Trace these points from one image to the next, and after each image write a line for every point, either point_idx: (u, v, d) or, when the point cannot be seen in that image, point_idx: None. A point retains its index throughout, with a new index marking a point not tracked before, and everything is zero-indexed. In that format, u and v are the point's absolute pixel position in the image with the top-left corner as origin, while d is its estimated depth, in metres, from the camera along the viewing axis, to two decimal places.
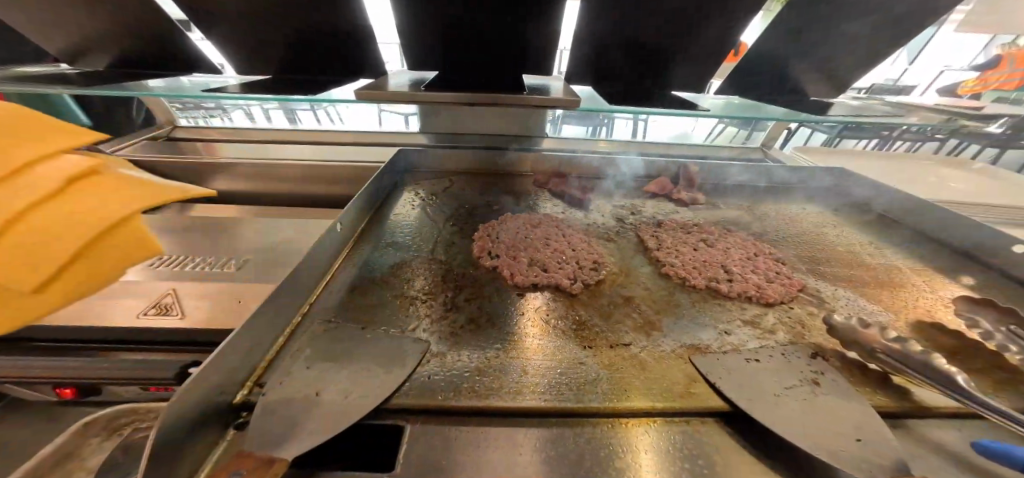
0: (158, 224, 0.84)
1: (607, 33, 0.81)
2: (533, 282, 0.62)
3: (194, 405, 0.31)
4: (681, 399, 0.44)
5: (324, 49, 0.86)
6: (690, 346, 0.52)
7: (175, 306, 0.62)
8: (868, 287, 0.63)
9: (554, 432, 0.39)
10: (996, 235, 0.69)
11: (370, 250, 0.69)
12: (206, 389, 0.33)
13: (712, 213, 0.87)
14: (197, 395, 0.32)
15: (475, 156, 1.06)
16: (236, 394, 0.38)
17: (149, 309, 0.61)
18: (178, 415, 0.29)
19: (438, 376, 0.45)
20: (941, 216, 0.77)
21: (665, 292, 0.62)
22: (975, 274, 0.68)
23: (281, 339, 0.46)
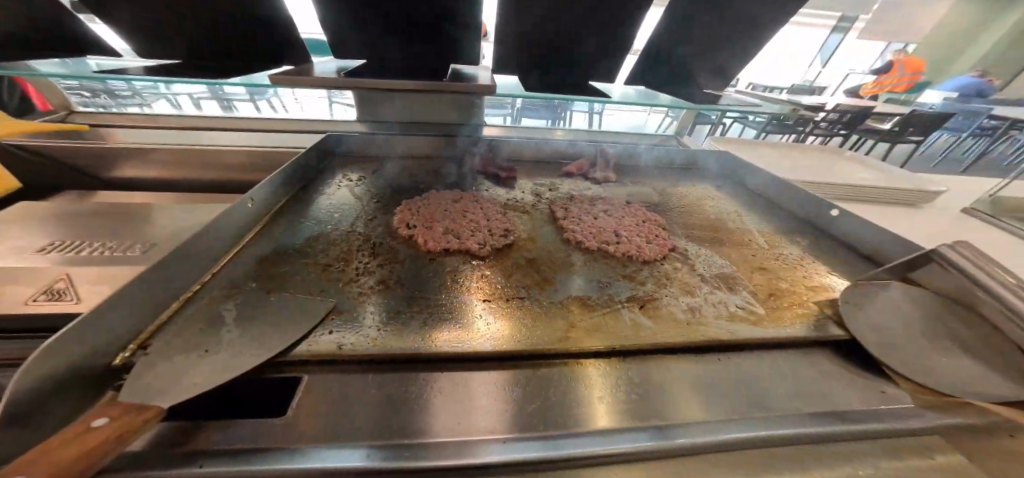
0: (53, 210, 0.79)
1: (525, 24, 0.89)
2: (445, 248, 0.67)
3: (67, 362, 0.34)
4: (559, 342, 0.52)
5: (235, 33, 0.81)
6: (576, 298, 0.61)
7: (70, 292, 0.56)
8: (725, 245, 0.77)
9: (444, 375, 0.45)
10: (822, 203, 0.87)
11: (284, 227, 0.71)
12: (78, 354, 0.35)
13: (619, 191, 0.99)
14: (75, 355, 0.35)
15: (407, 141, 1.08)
16: (117, 356, 0.41)
17: (38, 295, 0.55)
18: (46, 371, 0.31)
19: (341, 331, 0.48)
20: (789, 191, 0.94)
21: (564, 255, 0.71)
22: (805, 235, 0.85)
23: (174, 307, 0.49)
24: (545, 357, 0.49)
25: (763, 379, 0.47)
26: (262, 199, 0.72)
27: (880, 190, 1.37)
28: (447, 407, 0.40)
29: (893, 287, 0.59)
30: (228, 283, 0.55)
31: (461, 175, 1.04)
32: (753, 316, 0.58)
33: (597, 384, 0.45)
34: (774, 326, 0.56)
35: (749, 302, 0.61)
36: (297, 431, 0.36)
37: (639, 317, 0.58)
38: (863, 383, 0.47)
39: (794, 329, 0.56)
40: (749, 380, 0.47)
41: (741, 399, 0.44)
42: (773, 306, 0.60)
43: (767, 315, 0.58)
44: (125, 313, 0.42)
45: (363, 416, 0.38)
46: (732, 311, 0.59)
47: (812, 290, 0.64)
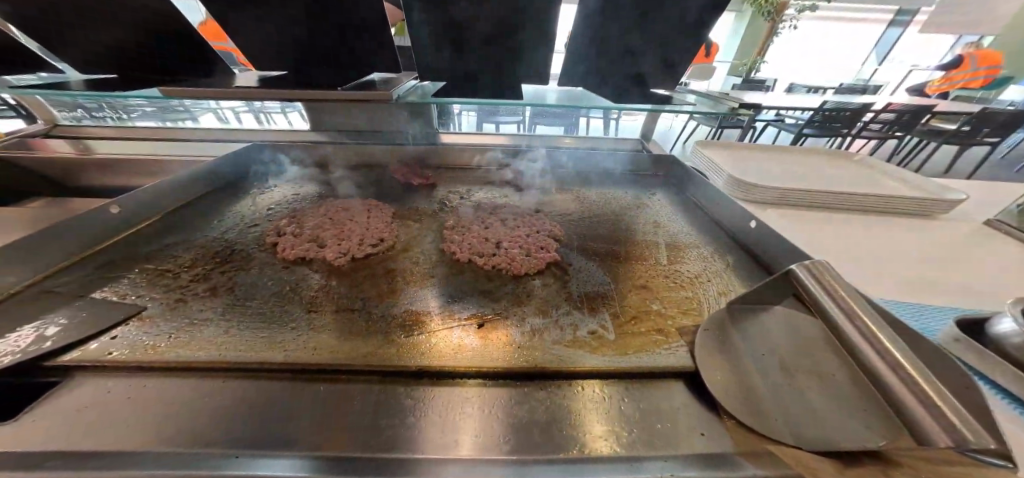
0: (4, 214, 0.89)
1: None
2: (301, 256, 0.65)
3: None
4: (358, 359, 0.47)
5: None
6: (413, 312, 0.57)
7: None
8: (617, 259, 0.68)
9: (207, 386, 0.42)
10: (746, 214, 0.75)
11: (162, 227, 0.73)
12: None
13: (535, 199, 0.93)
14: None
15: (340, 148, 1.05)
16: None
17: None
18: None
19: (126, 336, 0.46)
20: (719, 199, 0.83)
21: (428, 266, 0.66)
22: (722, 249, 0.74)
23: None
24: (331, 376, 0.44)
25: (557, 416, 0.40)
26: (150, 201, 0.74)
27: (879, 199, 1.16)
28: (174, 426, 0.37)
29: (776, 312, 0.50)
30: (54, 283, 0.55)
31: (381, 182, 1.02)
32: (596, 342, 0.50)
33: (364, 410, 0.40)
34: (614, 354, 0.48)
35: (602, 326, 0.53)
36: (25, 434, 0.34)
37: (469, 338, 0.52)
38: (681, 425, 0.39)
39: (634, 359, 0.47)
40: (541, 417, 0.40)
41: (516, 444, 0.37)
42: (627, 331, 0.52)
43: (614, 342, 0.50)
44: None
45: (93, 423, 0.36)
46: (577, 336, 0.52)
47: (685, 315, 0.55)
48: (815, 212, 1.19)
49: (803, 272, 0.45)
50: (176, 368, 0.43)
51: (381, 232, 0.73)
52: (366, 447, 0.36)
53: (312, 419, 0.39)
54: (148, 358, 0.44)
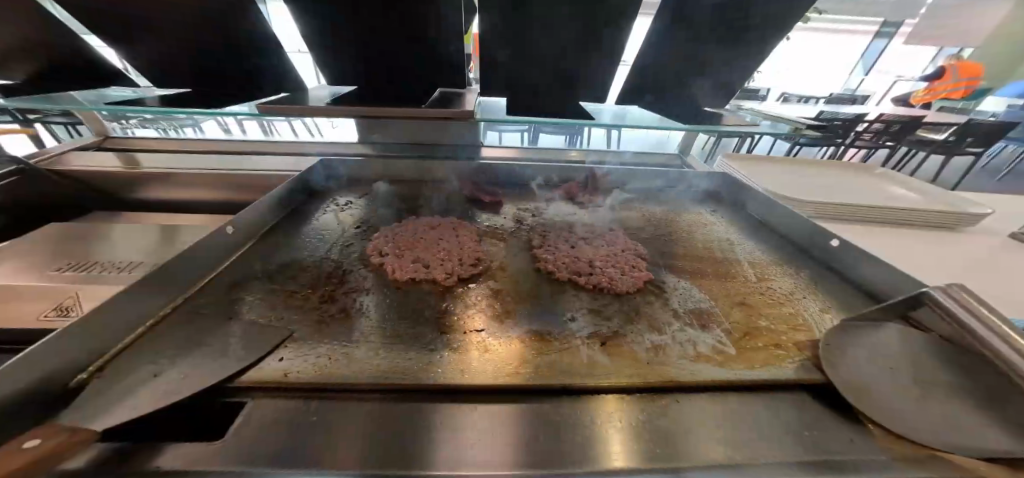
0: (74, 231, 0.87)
1: None
2: (411, 277, 0.68)
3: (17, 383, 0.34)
4: (507, 378, 0.50)
5: (233, 62, 0.88)
6: (536, 332, 0.60)
7: (75, 309, 0.66)
8: (706, 276, 0.72)
9: (386, 405, 0.44)
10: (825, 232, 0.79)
11: (264, 248, 0.75)
12: (27, 377, 0.35)
13: (603, 216, 0.95)
14: (36, 375, 0.37)
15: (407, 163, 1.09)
16: (77, 375, 0.41)
17: (48, 312, 0.64)
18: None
19: (290, 360, 0.49)
20: (792, 217, 0.87)
21: (532, 285, 0.69)
22: (806, 268, 0.77)
23: (141, 329, 0.49)
24: (493, 394, 0.48)
25: (714, 423, 0.44)
26: (250, 221, 0.76)
27: (911, 212, 1.23)
28: (378, 443, 0.39)
29: (885, 330, 0.55)
30: (191, 305, 0.56)
31: (447, 199, 1.04)
32: (720, 357, 0.54)
33: (539, 423, 0.43)
34: (741, 367, 0.52)
35: (720, 342, 0.57)
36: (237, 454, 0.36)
37: (599, 355, 0.55)
38: (834, 435, 0.42)
39: (764, 373, 0.51)
40: (705, 426, 0.44)
41: (697, 451, 0.40)
42: (744, 346, 0.56)
43: (739, 357, 0.54)
44: (105, 325, 0.44)
45: (292, 442, 0.38)
46: (701, 350, 0.56)
47: (792, 331, 0.59)
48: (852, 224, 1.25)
49: (944, 295, 0.52)
50: (353, 391, 0.46)
51: (477, 253, 0.77)
52: (561, 460, 0.39)
53: (498, 435, 0.41)
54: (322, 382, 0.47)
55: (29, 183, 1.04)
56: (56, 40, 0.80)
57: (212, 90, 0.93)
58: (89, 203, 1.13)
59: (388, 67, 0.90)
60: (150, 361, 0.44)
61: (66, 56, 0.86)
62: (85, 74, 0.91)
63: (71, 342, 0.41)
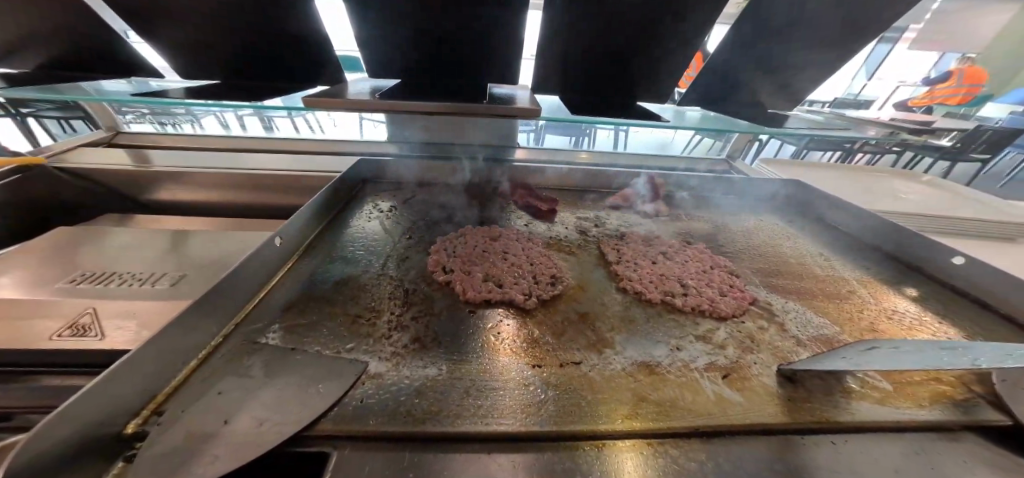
0: (86, 236, 0.77)
1: (581, 36, 0.76)
2: (485, 298, 0.61)
3: (66, 437, 0.28)
4: (633, 420, 0.42)
5: (269, 52, 0.77)
6: (642, 363, 0.52)
7: (93, 327, 0.52)
8: (816, 298, 0.70)
9: (495, 459, 0.36)
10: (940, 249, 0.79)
11: (313, 264, 0.68)
12: (77, 422, 0.30)
13: (679, 229, 0.90)
14: (75, 426, 0.30)
15: (458, 166, 1.03)
16: (128, 423, 0.35)
17: (64, 331, 0.51)
18: (34, 456, 0.25)
19: (373, 400, 0.42)
20: (893, 233, 0.86)
21: (622, 308, 0.63)
22: (921, 284, 0.78)
23: (193, 364, 0.44)
24: (618, 440, 0.39)
25: (893, 471, 0.39)
26: (295, 234, 0.69)
27: (1007, 224, 1.12)
28: None
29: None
30: (245, 335, 0.50)
31: (500, 205, 0.97)
32: (876, 393, 0.51)
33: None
34: (890, 405, 0.49)
35: (868, 375, 0.54)
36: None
37: (725, 390, 0.48)
38: None
39: (923, 413, 0.48)
40: (882, 471, 0.39)
41: None
42: (882, 389, 0.52)
43: (902, 394, 0.52)
44: (149, 361, 0.38)
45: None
46: (853, 387, 0.52)
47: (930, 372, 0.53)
48: (934, 236, 1.15)
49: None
50: (457, 436, 0.38)
51: (551, 269, 0.69)
52: None
53: None
54: (417, 428, 0.39)
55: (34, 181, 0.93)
56: (71, 28, 0.70)
57: (243, 82, 0.83)
58: (100, 204, 1.03)
59: (441, 63, 0.80)
60: (214, 404, 0.38)
61: (81, 47, 0.75)
62: (101, 69, 0.81)
63: (119, 384, 0.35)
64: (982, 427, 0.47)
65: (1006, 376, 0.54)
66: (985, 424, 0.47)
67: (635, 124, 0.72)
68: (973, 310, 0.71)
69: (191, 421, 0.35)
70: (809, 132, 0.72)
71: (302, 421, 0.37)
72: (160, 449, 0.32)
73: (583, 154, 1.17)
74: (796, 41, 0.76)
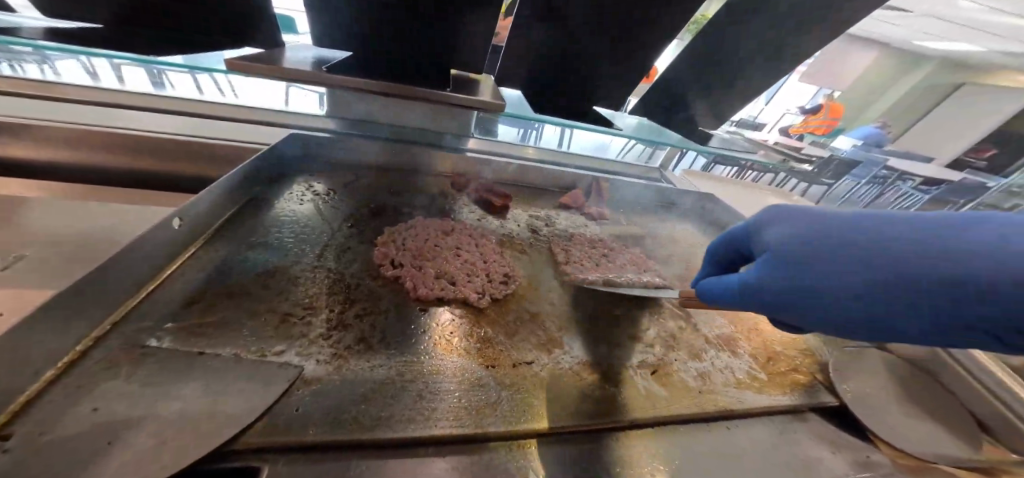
0: None
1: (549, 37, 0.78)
2: (437, 295, 0.59)
3: None
4: (574, 414, 0.45)
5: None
6: (586, 362, 0.55)
7: None
8: (717, 303, 0.81)
9: (449, 465, 0.36)
10: None
11: (229, 252, 0.58)
12: None
13: (618, 233, 0.98)
14: None
15: (407, 152, 0.97)
16: None
17: None
18: None
19: (311, 408, 0.38)
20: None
21: (568, 308, 0.66)
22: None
23: (49, 375, 0.34)
24: (562, 436, 0.42)
25: (768, 449, 0.49)
26: (204, 214, 0.58)
27: None
28: None
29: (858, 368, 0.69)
30: (132, 337, 0.41)
31: (450, 197, 0.93)
32: (756, 383, 0.62)
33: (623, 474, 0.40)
34: (767, 391, 0.61)
35: (752, 368, 0.66)
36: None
37: (654, 387, 0.54)
38: (836, 460, 0.51)
39: (788, 397, 0.61)
40: (758, 452, 0.48)
41: None
42: (761, 379, 0.64)
43: (772, 383, 0.63)
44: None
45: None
46: (741, 377, 0.63)
47: None
48: None
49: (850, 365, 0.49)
50: (408, 441, 0.37)
51: (503, 268, 0.69)
52: None
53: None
54: (363, 435, 0.37)
55: None
56: None
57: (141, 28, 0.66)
58: None
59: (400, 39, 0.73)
60: (87, 425, 0.30)
61: None
62: None
63: None
64: (820, 408, 0.60)
65: (841, 363, 0.70)
66: (824, 405, 0.61)
67: (584, 129, 0.75)
68: None
69: (66, 443, 0.28)
70: (720, 151, 0.84)
71: (222, 435, 0.31)
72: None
73: (530, 150, 1.16)
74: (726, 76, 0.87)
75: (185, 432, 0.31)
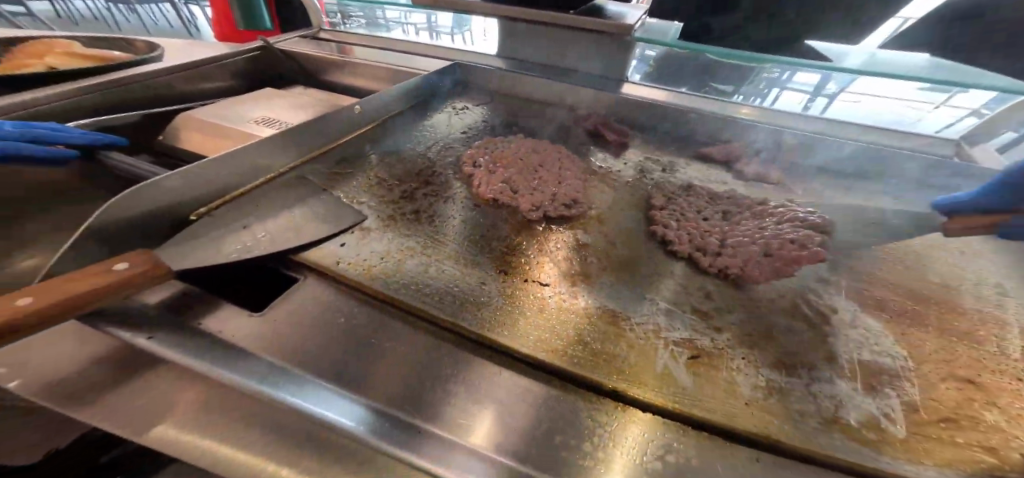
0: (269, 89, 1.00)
1: None
2: (495, 200, 0.61)
3: (172, 181, 0.45)
4: (546, 348, 0.40)
5: None
6: (608, 310, 0.46)
7: None
8: (921, 328, 0.45)
9: (408, 332, 0.41)
10: None
11: (380, 136, 0.79)
12: (179, 188, 0.46)
13: (778, 200, 0.68)
14: (178, 186, 0.46)
15: (543, 80, 0.98)
16: (195, 211, 0.50)
17: None
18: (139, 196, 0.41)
19: (353, 246, 0.50)
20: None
21: (631, 255, 0.55)
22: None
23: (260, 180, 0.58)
24: (521, 361, 0.38)
25: None
26: (376, 111, 0.82)
27: None
28: (392, 379, 0.35)
29: None
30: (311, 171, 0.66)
31: (568, 128, 0.90)
32: None
33: (543, 415, 0.34)
34: None
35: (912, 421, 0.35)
36: (268, 326, 0.39)
37: (680, 368, 0.39)
38: None
39: None
40: None
41: None
42: (929, 434, 0.33)
43: (915, 447, 0.32)
44: (245, 160, 0.55)
45: (301, 340, 0.38)
46: None
47: None
48: None
49: None
50: (394, 303, 0.43)
51: (572, 195, 0.63)
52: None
53: (509, 416, 0.33)
54: (367, 283, 0.45)
55: (266, 57, 1.34)
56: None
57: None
58: (295, 77, 1.40)
59: None
60: (250, 211, 0.51)
61: None
62: None
63: (209, 170, 0.49)
64: None
65: None
66: None
67: None
68: None
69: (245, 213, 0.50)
70: None
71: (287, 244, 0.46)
72: (198, 232, 0.45)
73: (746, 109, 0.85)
74: None
75: (277, 233, 0.48)
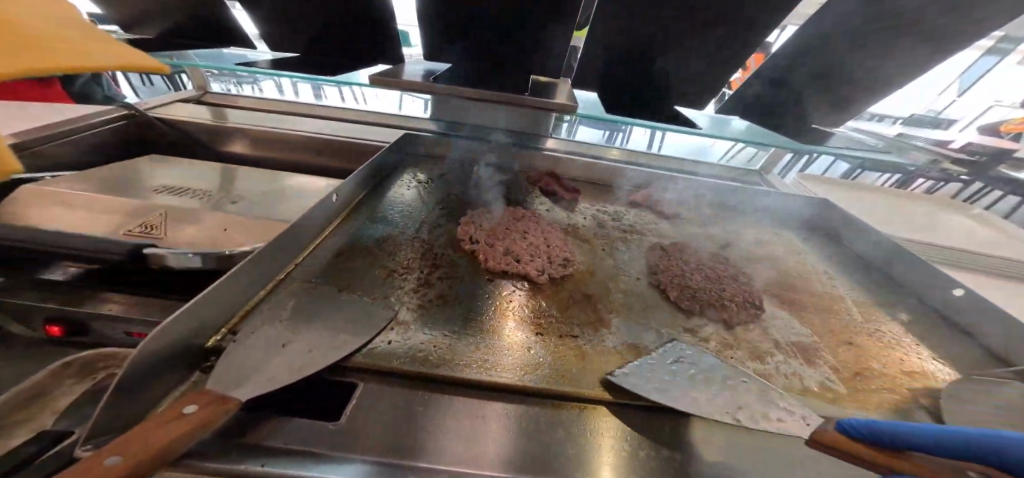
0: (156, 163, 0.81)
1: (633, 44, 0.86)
2: (504, 270, 0.69)
3: (182, 318, 0.40)
4: (606, 386, 0.50)
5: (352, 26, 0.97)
6: (632, 344, 0.58)
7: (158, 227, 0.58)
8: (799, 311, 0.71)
9: (483, 403, 0.45)
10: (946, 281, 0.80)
11: (360, 223, 0.78)
12: (184, 327, 0.41)
13: (694, 233, 0.93)
14: (185, 323, 0.41)
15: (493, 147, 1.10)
16: (210, 338, 0.47)
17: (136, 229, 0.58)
18: (157, 344, 0.37)
19: (400, 342, 0.52)
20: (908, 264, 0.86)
21: (624, 295, 0.69)
22: (921, 315, 0.79)
23: (259, 296, 0.55)
24: (594, 405, 0.47)
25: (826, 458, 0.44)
26: (347, 195, 0.80)
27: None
28: (504, 451, 0.40)
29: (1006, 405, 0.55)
30: (305, 274, 0.62)
31: (527, 189, 1.03)
32: (827, 394, 0.55)
33: (639, 444, 0.43)
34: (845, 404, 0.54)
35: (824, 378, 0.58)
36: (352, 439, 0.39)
37: None
38: None
39: (873, 414, 0.53)
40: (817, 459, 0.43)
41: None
42: None
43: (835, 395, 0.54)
44: (242, 275, 0.49)
45: (404, 442, 0.39)
46: (810, 386, 0.56)
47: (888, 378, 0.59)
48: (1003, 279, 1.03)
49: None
50: (465, 382, 0.48)
51: (562, 253, 0.75)
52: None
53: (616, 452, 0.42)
54: (432, 374, 0.48)
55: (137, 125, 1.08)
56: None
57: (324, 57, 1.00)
58: (182, 150, 1.16)
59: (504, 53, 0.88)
60: (274, 329, 0.48)
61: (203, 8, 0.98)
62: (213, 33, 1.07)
63: (214, 296, 0.46)
64: None
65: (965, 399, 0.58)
66: None
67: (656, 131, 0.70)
68: (959, 341, 0.73)
69: (265, 329, 0.47)
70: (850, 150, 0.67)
71: (337, 354, 0.46)
72: (235, 357, 0.42)
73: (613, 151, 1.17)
74: (837, 61, 0.79)
75: (319, 347, 0.46)
